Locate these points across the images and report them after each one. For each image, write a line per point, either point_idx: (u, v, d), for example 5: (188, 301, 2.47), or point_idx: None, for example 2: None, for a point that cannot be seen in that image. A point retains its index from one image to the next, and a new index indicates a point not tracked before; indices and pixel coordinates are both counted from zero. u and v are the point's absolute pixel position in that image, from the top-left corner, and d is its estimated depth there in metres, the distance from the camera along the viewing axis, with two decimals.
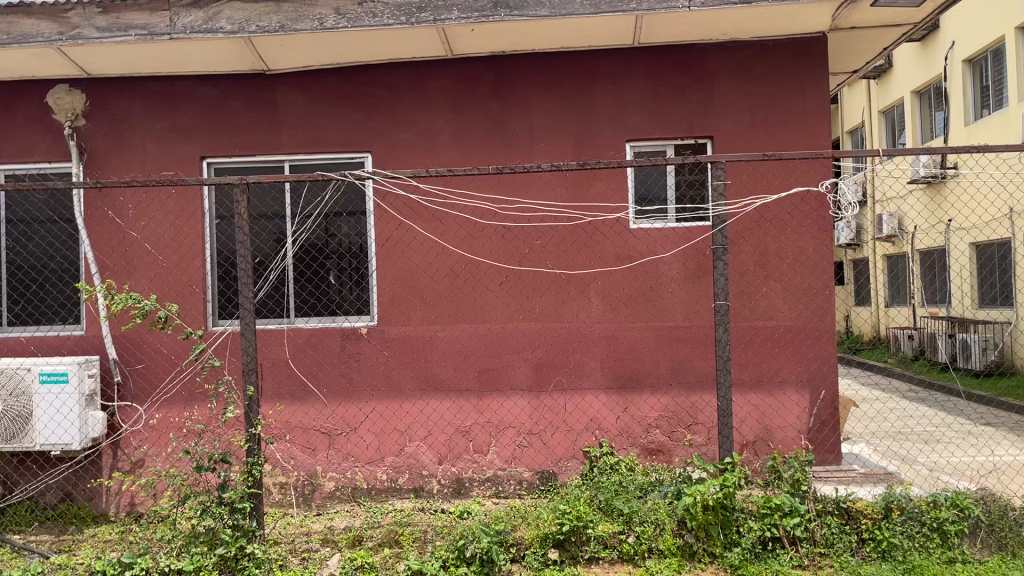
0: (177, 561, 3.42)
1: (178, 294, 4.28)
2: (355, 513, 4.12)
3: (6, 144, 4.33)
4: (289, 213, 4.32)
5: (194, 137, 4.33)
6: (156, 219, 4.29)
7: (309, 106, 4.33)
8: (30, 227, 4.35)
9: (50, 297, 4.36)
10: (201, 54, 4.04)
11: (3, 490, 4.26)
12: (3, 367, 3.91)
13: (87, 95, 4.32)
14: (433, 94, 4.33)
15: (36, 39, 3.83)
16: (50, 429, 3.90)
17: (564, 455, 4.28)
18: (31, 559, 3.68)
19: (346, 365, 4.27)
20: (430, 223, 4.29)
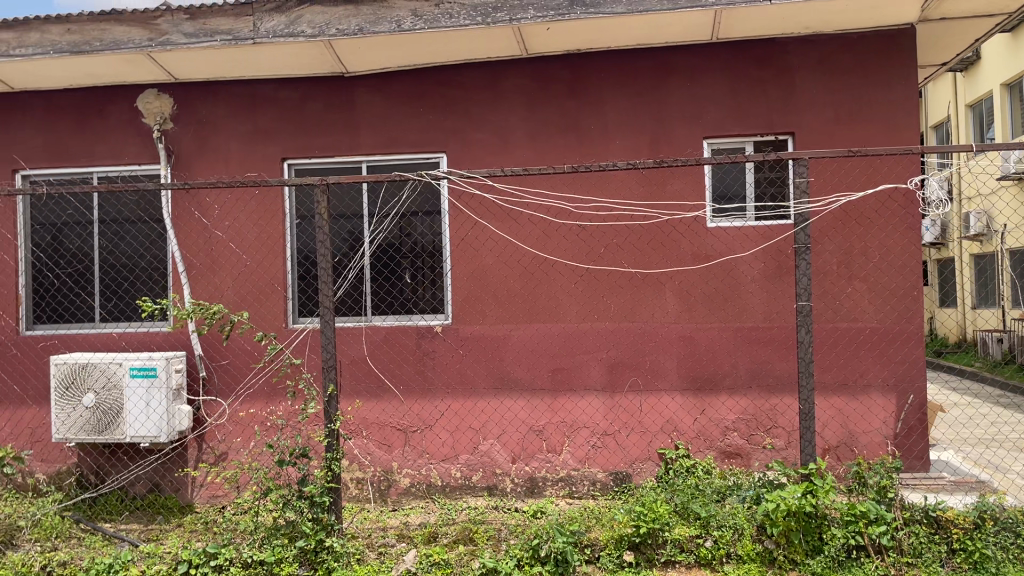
0: (259, 552, 3.55)
1: (260, 293, 4.39)
2: (430, 510, 4.16)
3: (98, 147, 4.50)
4: (368, 213, 4.39)
5: (275, 139, 4.44)
6: (239, 219, 4.41)
7: (386, 107, 4.38)
8: (122, 227, 4.52)
9: (141, 295, 4.53)
10: (282, 58, 4.14)
11: (95, 480, 4.43)
12: (96, 361, 4.06)
13: (174, 99, 4.47)
14: (508, 93, 4.33)
15: (127, 45, 3.98)
16: (140, 422, 4.04)
17: (639, 456, 4.24)
18: (122, 547, 3.83)
19: (423, 363, 4.31)
20: (505, 223, 4.29)
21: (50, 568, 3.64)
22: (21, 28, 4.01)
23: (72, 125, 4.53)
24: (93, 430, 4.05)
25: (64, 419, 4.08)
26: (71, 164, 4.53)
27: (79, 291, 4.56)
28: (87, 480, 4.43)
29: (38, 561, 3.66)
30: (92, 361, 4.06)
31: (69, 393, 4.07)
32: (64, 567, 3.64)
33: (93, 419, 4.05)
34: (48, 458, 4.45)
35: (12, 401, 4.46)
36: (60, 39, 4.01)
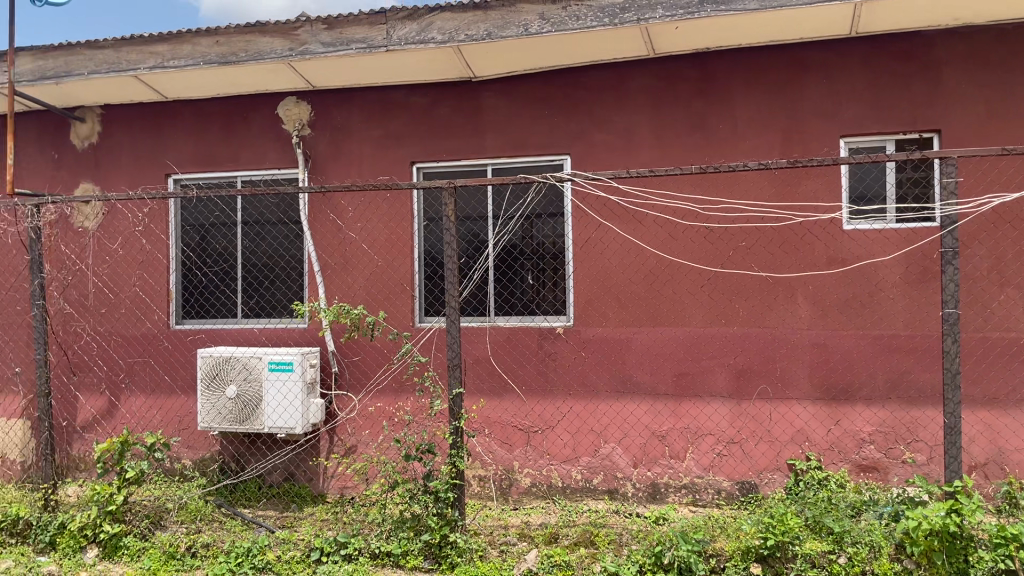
0: (387, 543, 3.70)
1: (389, 292, 4.53)
2: (550, 510, 4.18)
3: (242, 153, 4.76)
4: (494, 214, 4.45)
5: (405, 143, 4.57)
6: (371, 220, 4.56)
7: (512, 111, 4.43)
8: (263, 228, 4.77)
9: (279, 293, 4.77)
10: (413, 64, 4.25)
11: (236, 466, 4.69)
12: (239, 355, 4.29)
13: (312, 106, 4.68)
14: (634, 94, 4.30)
15: (270, 55, 4.20)
16: (277, 413, 4.25)
17: (767, 466, 4.13)
18: (259, 532, 4.04)
19: (545, 364, 4.33)
20: (630, 224, 4.25)
21: (194, 549, 3.88)
22: (175, 42, 4.29)
23: (218, 132, 4.81)
24: (234, 420, 4.28)
25: (209, 409, 4.32)
26: (218, 169, 4.81)
27: (224, 288, 4.85)
28: (229, 467, 4.69)
29: (185, 541, 3.91)
30: (235, 355, 4.29)
31: (213, 385, 4.32)
32: (207, 549, 3.88)
33: (234, 410, 4.28)
34: (194, 445, 4.74)
35: (163, 391, 4.77)
36: (209, 51, 4.27)
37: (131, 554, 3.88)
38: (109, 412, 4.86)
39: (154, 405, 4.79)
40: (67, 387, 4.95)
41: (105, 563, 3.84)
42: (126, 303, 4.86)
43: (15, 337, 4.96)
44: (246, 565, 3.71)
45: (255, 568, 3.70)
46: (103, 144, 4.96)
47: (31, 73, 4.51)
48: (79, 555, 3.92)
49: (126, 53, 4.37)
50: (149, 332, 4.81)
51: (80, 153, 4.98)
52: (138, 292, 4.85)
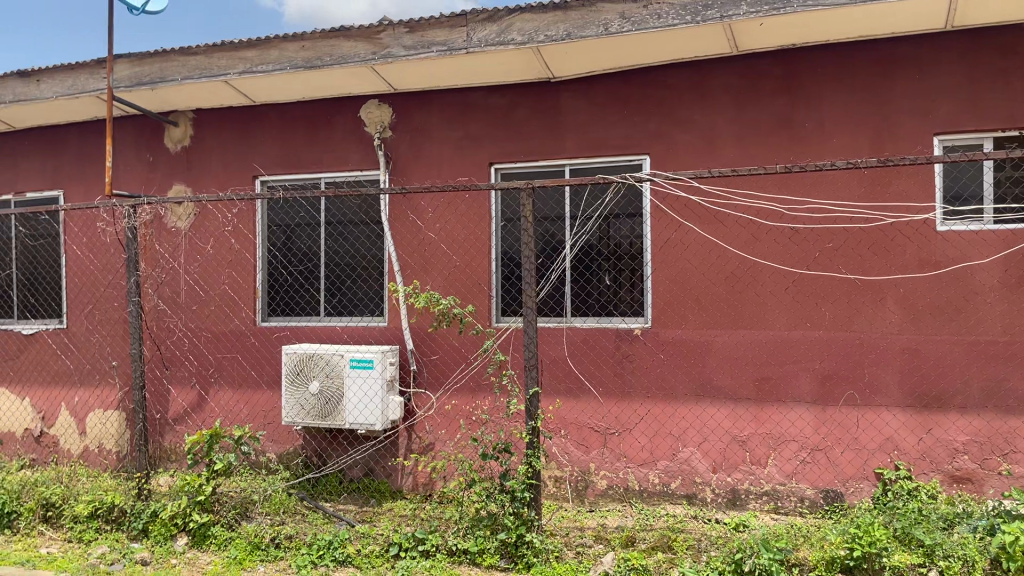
0: (463, 541, 3.73)
1: (468, 292, 4.57)
2: (627, 514, 4.15)
3: (326, 155, 4.88)
4: (572, 215, 4.44)
5: (484, 144, 4.60)
6: (449, 221, 4.61)
7: (592, 111, 4.41)
8: (345, 228, 4.88)
9: (360, 292, 4.87)
10: (493, 66, 4.28)
11: (318, 461, 4.81)
12: (323, 352, 4.40)
13: (393, 108, 4.76)
14: (716, 93, 4.22)
15: (353, 59, 4.29)
16: (358, 409, 4.33)
17: (853, 475, 4.00)
18: (340, 526, 4.14)
19: (623, 366, 4.29)
20: (711, 224, 4.17)
21: (278, 540, 4.00)
22: (264, 47, 4.43)
23: (303, 135, 4.93)
24: (316, 416, 4.39)
25: (293, 405, 4.45)
26: (303, 171, 4.94)
27: (308, 287, 4.98)
28: (311, 461, 4.81)
29: (269, 533, 4.03)
30: (318, 352, 4.40)
31: (297, 380, 4.44)
32: (290, 540, 3.99)
33: (317, 406, 4.39)
34: (279, 439, 4.87)
35: (250, 386, 4.93)
36: (295, 55, 4.38)
37: (219, 543, 4.03)
38: (199, 405, 5.05)
39: (241, 399, 4.95)
40: (160, 380, 5.16)
41: (194, 551, 4.01)
42: (215, 300, 5.03)
43: (113, 331, 5.19)
44: (327, 557, 3.81)
45: (336, 561, 3.79)
46: (195, 146, 5.15)
47: (128, 80, 4.72)
48: (170, 542, 4.09)
49: (217, 59, 4.53)
50: (237, 329, 4.97)
51: (173, 156, 5.18)
52: (227, 290, 5.01)
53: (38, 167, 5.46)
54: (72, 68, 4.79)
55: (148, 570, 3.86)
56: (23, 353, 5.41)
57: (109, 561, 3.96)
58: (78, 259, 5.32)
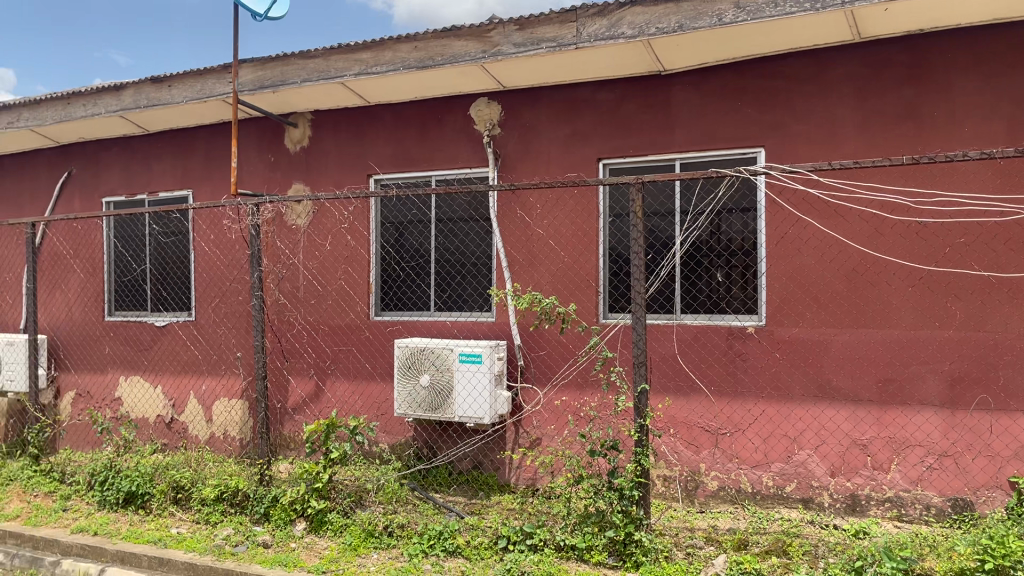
0: (571, 537, 3.74)
1: (576, 288, 4.56)
2: (739, 517, 4.07)
3: (437, 153, 4.97)
4: (683, 210, 4.36)
5: (593, 139, 4.58)
6: (558, 217, 4.61)
7: (703, 104, 4.32)
8: (455, 224, 4.96)
9: (469, 287, 4.93)
10: (602, 61, 4.25)
11: (429, 452, 4.91)
12: (433, 346, 4.49)
13: (502, 106, 4.80)
14: (836, 82, 4.06)
15: (464, 58, 4.35)
16: (468, 402, 4.40)
17: (985, 483, 3.78)
18: (449, 517, 4.22)
19: (735, 365, 4.19)
20: (831, 219, 4.02)
21: (391, 528, 4.11)
22: (378, 48, 4.55)
23: (415, 134, 5.04)
24: (427, 408, 4.49)
25: (405, 396, 4.56)
26: (415, 169, 5.05)
27: (419, 282, 5.09)
28: (422, 452, 4.92)
29: (382, 521, 4.16)
30: (429, 346, 4.50)
31: (409, 373, 4.54)
32: (402, 530, 4.10)
33: (427, 398, 4.48)
34: (391, 430, 5.01)
35: (364, 378, 5.08)
36: (408, 56, 4.48)
37: (335, 529, 4.18)
38: (316, 396, 5.24)
39: (355, 390, 5.11)
40: (280, 371, 5.39)
41: (312, 536, 4.18)
42: (331, 295, 5.22)
43: (237, 324, 5.46)
44: (438, 547, 3.90)
45: (446, 551, 3.88)
46: (313, 147, 5.35)
47: (251, 83, 4.94)
48: (290, 527, 4.29)
49: (334, 62, 4.68)
50: (353, 323, 5.13)
51: (293, 156, 5.40)
52: (343, 285, 5.19)
53: (170, 168, 5.79)
54: (202, 74, 5.06)
55: (269, 552, 4.05)
56: (156, 343, 5.74)
57: (234, 543, 4.18)
58: (206, 255, 5.62)
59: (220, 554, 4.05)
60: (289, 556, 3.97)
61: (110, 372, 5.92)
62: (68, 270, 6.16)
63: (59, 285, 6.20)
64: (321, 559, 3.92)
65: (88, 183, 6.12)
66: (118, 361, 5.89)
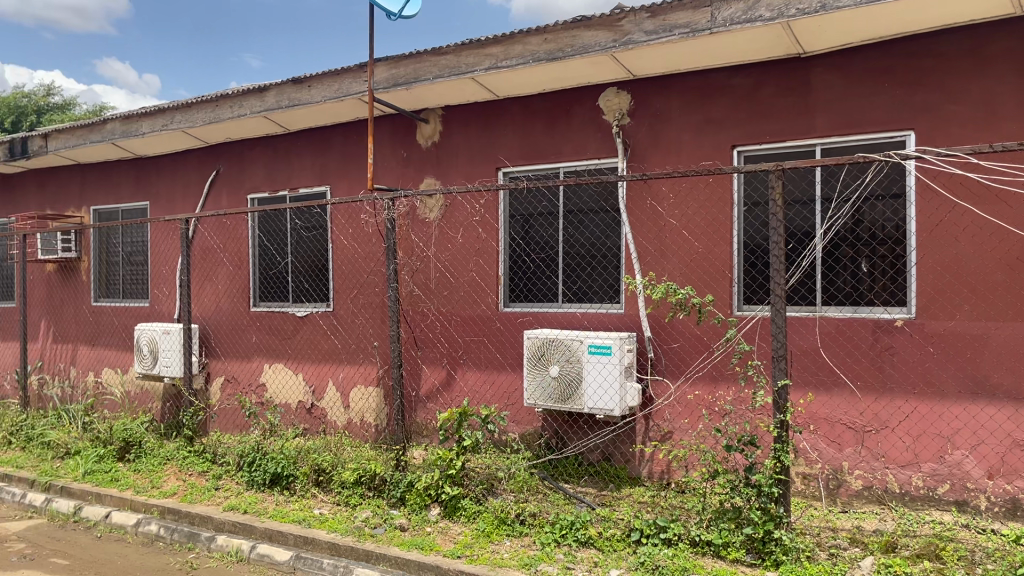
0: (707, 532, 3.69)
1: (710, 279, 4.47)
2: (886, 518, 3.89)
3: (565, 145, 4.97)
4: (827, 197, 4.19)
5: (727, 126, 4.47)
6: (690, 207, 4.53)
7: (846, 87, 4.14)
8: (584, 216, 4.94)
9: (599, 279, 4.91)
10: (738, 45, 4.14)
11: (559, 443, 4.93)
12: (564, 337, 4.50)
13: (633, 95, 4.75)
14: (994, 58, 3.80)
15: (595, 48, 4.32)
16: (597, 394, 4.40)
17: None
18: (580, 507, 4.23)
19: (881, 359, 4.00)
20: (991, 205, 3.77)
21: (523, 516, 4.17)
22: (508, 42, 4.58)
23: (543, 125, 5.06)
24: (557, 399, 4.51)
25: (535, 387, 4.60)
26: (544, 161, 5.07)
27: (548, 273, 5.10)
28: (553, 442, 4.95)
29: (514, 509, 4.21)
30: (559, 337, 4.51)
31: (538, 364, 4.58)
32: (534, 518, 4.14)
33: (557, 389, 4.50)
34: (521, 420, 5.07)
35: (495, 368, 5.17)
36: (538, 48, 4.50)
37: (469, 515, 4.28)
38: (449, 385, 5.37)
39: (487, 380, 5.21)
40: (414, 360, 5.55)
41: (447, 521, 4.30)
42: (463, 286, 5.32)
43: (373, 315, 5.66)
44: (570, 537, 3.92)
45: (579, 541, 3.89)
46: (444, 142, 5.46)
47: (386, 81, 5.09)
48: (425, 512, 4.41)
49: (465, 57, 4.76)
50: (483, 314, 5.22)
51: (425, 151, 5.54)
52: (474, 277, 5.28)
53: (309, 165, 6.05)
54: (339, 74, 5.25)
55: (406, 535, 4.19)
56: (298, 333, 6.03)
57: (373, 525, 4.35)
58: (344, 248, 5.84)
59: (360, 535, 4.22)
60: (425, 540, 4.09)
61: (256, 360, 6.26)
62: (217, 263, 6.55)
63: (209, 277, 6.61)
64: (456, 544, 4.01)
65: (234, 181, 6.47)
66: (263, 349, 6.22)
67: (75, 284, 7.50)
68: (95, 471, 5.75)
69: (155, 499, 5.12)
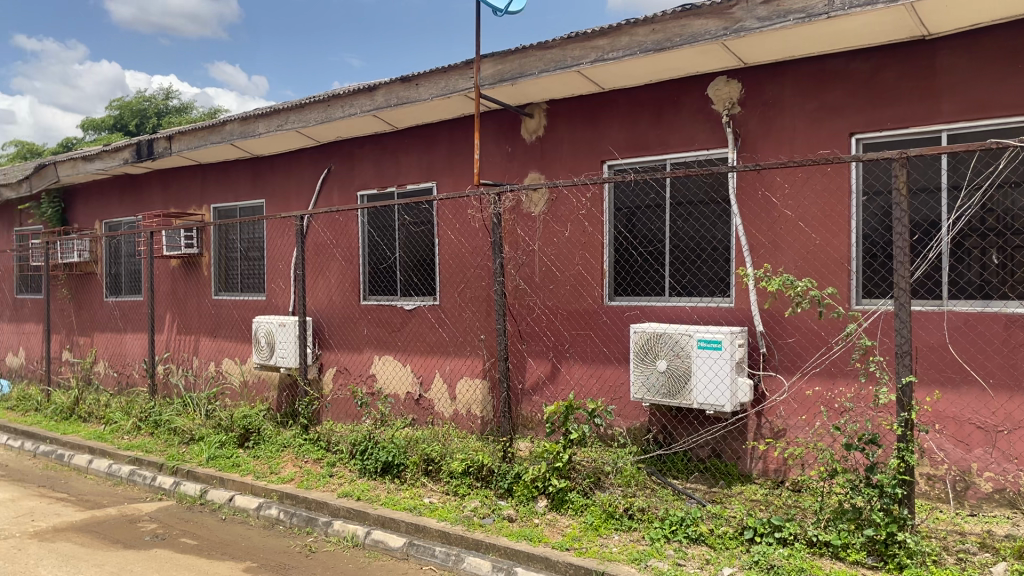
0: (825, 533, 3.59)
1: (826, 272, 4.34)
2: (1019, 523, 3.69)
3: (672, 136, 4.90)
4: (955, 185, 3.99)
5: (845, 113, 4.31)
6: (806, 197, 4.40)
7: (975, 69, 3.93)
8: (692, 208, 4.86)
9: (707, 272, 4.83)
10: (857, 29, 3.97)
11: (667, 438, 4.88)
12: (672, 331, 4.45)
13: (743, 84, 4.64)
14: None
15: (705, 37, 4.23)
16: (707, 389, 4.32)
17: None
18: (690, 503, 4.18)
19: (1016, 355, 3.79)
20: None
21: (631, 511, 4.15)
22: (615, 34, 4.54)
23: (650, 117, 5.00)
24: (666, 394, 4.46)
25: (642, 381, 4.57)
26: (650, 153, 5.01)
27: (654, 266, 5.04)
28: (660, 438, 4.91)
29: (622, 503, 4.20)
30: (667, 331, 4.46)
31: (645, 359, 4.54)
32: (643, 513, 4.11)
33: (665, 384, 4.45)
34: (628, 415, 5.04)
35: (601, 362, 5.16)
36: (646, 39, 4.44)
37: (576, 508, 4.31)
38: (554, 377, 5.40)
39: (593, 374, 5.20)
40: (520, 353, 5.59)
41: (554, 514, 4.33)
42: (569, 279, 5.33)
43: (480, 308, 5.74)
44: (680, 534, 3.88)
45: (689, 538, 3.85)
46: (549, 135, 5.48)
47: (492, 77, 5.14)
48: (532, 503, 4.46)
49: (571, 50, 4.75)
50: (589, 308, 5.21)
51: (530, 145, 5.57)
52: (580, 270, 5.28)
53: (416, 161, 6.18)
54: (446, 71, 5.33)
55: (515, 526, 4.24)
56: (406, 325, 6.18)
57: (481, 515, 4.42)
58: (451, 242, 5.94)
59: (469, 525, 4.29)
60: (533, 531, 4.13)
61: (366, 352, 6.45)
62: (330, 257, 6.77)
63: (322, 271, 6.84)
64: (564, 537, 4.04)
65: (345, 178, 6.68)
66: (373, 341, 6.40)
67: (197, 279, 7.90)
68: (218, 456, 6.05)
69: (275, 484, 5.35)
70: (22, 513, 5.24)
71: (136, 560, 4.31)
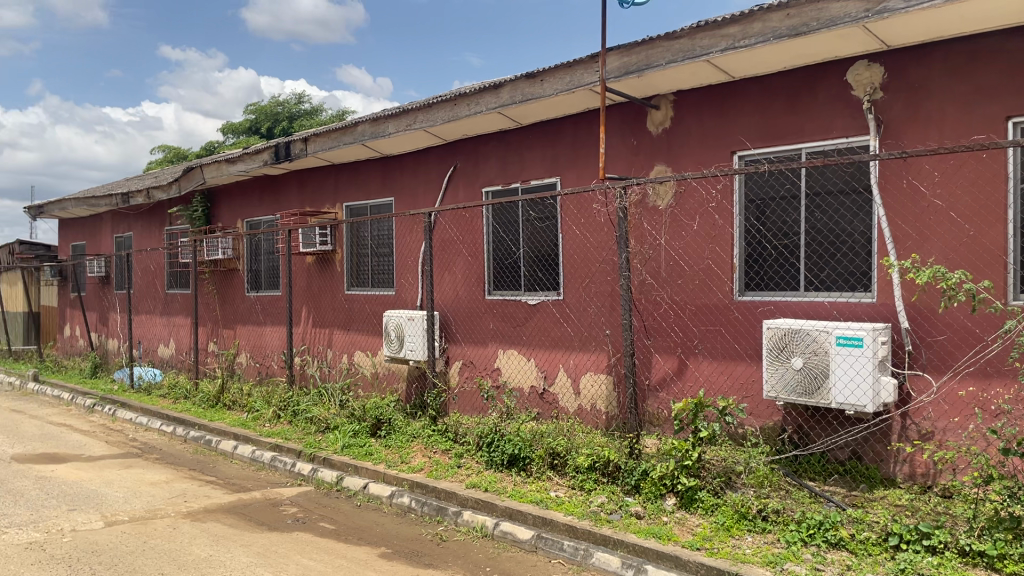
0: (979, 542, 3.37)
1: (980, 264, 4.07)
2: None
3: (807, 124, 4.71)
4: None
5: (1000, 95, 4.03)
6: (956, 186, 4.14)
7: None
8: (829, 199, 4.67)
9: (845, 266, 4.63)
10: (1016, 4, 3.69)
11: (802, 438, 4.71)
12: (809, 328, 4.29)
13: (886, 67, 4.40)
14: None
15: (844, 20, 4.03)
16: (847, 388, 4.14)
17: None
18: (828, 507, 4.02)
19: None
20: None
21: (766, 512, 4.03)
22: (747, 21, 4.41)
23: (783, 105, 4.83)
24: (802, 393, 4.31)
25: (775, 379, 4.42)
26: (784, 142, 4.83)
27: (789, 260, 4.86)
28: (795, 438, 4.74)
29: (755, 504, 4.09)
30: (802, 328, 4.31)
31: (779, 356, 4.40)
32: (778, 515, 3.99)
33: (801, 382, 4.30)
34: (760, 413, 4.90)
35: (731, 358, 5.02)
36: (780, 25, 4.29)
37: (706, 508, 4.22)
38: (682, 373, 5.31)
39: (722, 370, 5.08)
40: (646, 348, 5.53)
41: (683, 512, 4.27)
42: (698, 274, 5.22)
43: (606, 303, 5.72)
44: (818, 537, 3.74)
45: (828, 543, 3.70)
46: (676, 127, 5.38)
47: (618, 70, 5.11)
48: (661, 501, 4.41)
49: (700, 40, 4.64)
50: (719, 303, 5.09)
51: (656, 138, 5.50)
52: (710, 264, 5.16)
53: (541, 156, 6.21)
54: (571, 65, 5.32)
55: (643, 523, 4.21)
56: (531, 320, 6.22)
57: (609, 510, 4.40)
58: (576, 237, 5.94)
59: (596, 520, 4.29)
60: (662, 529, 4.09)
61: (492, 346, 6.54)
62: (456, 253, 6.91)
63: (449, 267, 6.99)
64: (694, 536, 3.97)
65: (471, 175, 6.79)
66: (499, 335, 6.48)
67: (331, 274, 8.24)
68: (352, 445, 6.30)
69: (405, 473, 5.51)
70: (175, 494, 5.61)
71: (279, 542, 4.55)
